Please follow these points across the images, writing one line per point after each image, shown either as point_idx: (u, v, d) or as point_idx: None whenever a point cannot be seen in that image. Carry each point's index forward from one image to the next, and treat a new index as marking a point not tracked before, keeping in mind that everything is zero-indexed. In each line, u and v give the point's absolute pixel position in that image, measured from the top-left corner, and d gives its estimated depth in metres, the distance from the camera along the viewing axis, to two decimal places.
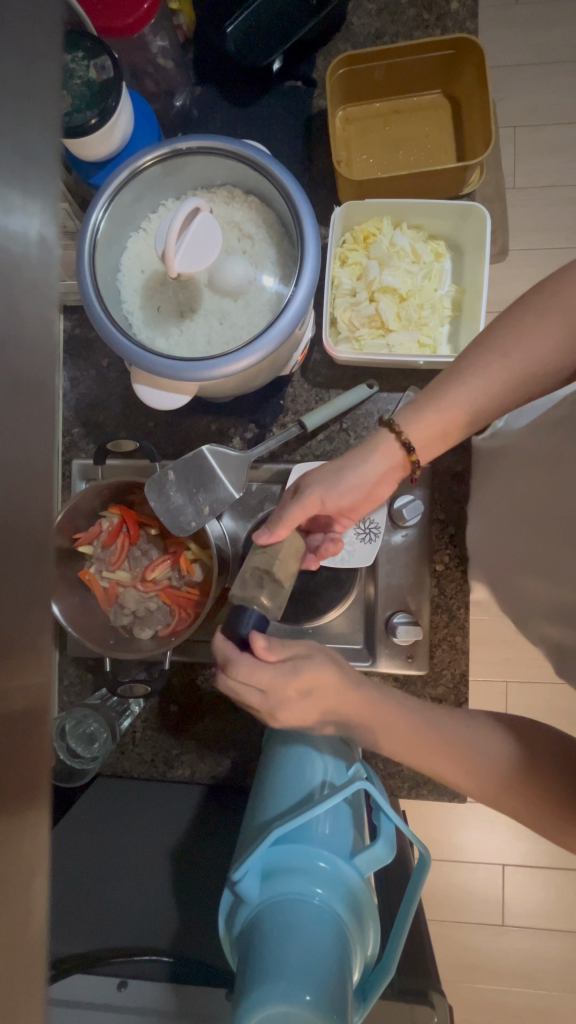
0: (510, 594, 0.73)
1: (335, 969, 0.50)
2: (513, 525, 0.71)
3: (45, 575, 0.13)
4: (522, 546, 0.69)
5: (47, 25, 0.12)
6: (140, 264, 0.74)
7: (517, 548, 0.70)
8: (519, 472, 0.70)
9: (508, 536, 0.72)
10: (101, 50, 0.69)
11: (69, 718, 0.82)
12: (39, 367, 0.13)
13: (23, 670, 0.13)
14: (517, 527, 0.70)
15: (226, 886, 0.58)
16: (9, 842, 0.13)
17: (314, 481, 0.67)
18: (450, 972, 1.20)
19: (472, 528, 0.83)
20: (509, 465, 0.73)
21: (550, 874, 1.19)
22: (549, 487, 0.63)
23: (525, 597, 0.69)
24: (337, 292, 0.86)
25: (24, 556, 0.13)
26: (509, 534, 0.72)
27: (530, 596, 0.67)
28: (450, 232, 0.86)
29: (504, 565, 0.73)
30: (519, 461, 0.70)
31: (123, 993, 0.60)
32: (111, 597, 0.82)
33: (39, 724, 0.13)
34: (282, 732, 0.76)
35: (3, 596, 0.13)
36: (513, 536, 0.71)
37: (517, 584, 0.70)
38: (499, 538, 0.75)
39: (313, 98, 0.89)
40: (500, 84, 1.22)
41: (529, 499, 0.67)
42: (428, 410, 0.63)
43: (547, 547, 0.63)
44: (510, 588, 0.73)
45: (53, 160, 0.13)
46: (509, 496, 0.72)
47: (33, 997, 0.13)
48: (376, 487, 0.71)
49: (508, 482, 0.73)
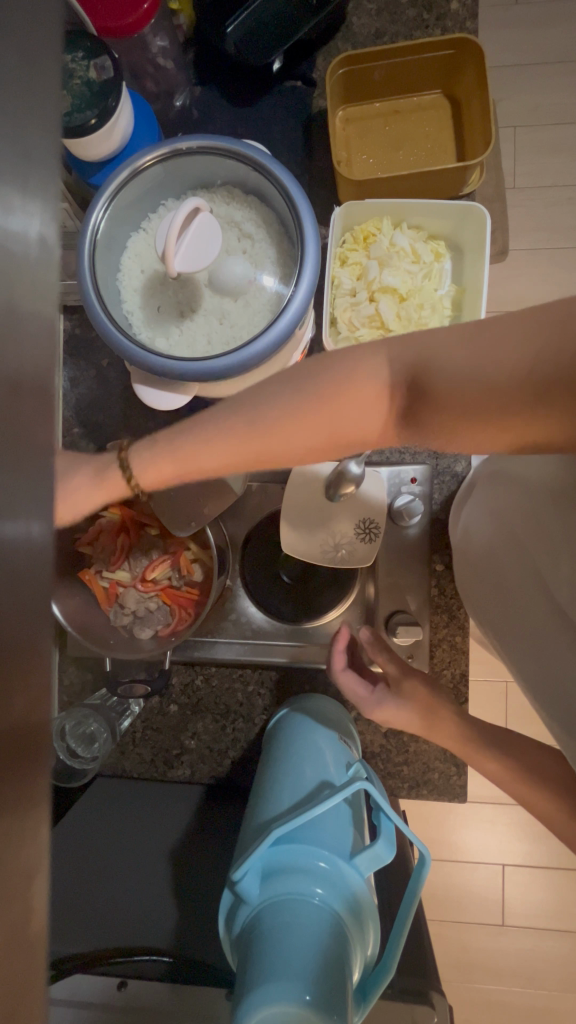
0: (495, 626, 0.71)
1: (336, 968, 0.50)
2: (494, 555, 0.68)
3: (48, 580, 0.14)
4: (506, 574, 0.66)
5: (48, 29, 0.12)
6: (140, 264, 0.73)
7: (490, 578, 0.69)
8: (497, 494, 0.68)
9: (489, 572, 0.69)
10: (101, 50, 0.69)
11: (69, 718, 0.80)
12: (40, 363, 0.13)
13: (29, 671, 0.13)
14: (497, 557, 0.67)
15: (226, 885, 0.58)
16: (14, 844, 0.13)
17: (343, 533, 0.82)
18: (450, 972, 1.20)
19: (457, 550, 0.78)
20: (485, 490, 0.70)
21: (550, 874, 1.20)
22: (531, 504, 0.60)
23: (513, 627, 0.66)
24: (337, 292, 0.85)
25: (27, 556, 0.13)
26: (483, 566, 0.70)
27: (519, 633, 0.65)
28: (450, 232, 0.86)
29: (488, 595, 0.70)
30: (503, 498, 0.67)
31: (123, 993, 0.61)
32: (111, 596, 0.81)
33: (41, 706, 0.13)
34: (278, 745, 0.75)
35: (9, 606, 0.13)
36: (494, 565, 0.68)
37: (503, 612, 0.68)
38: (476, 571, 0.72)
39: (313, 97, 0.89)
40: (500, 85, 1.23)
41: (512, 535, 0.65)
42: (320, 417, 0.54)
43: (524, 576, 0.63)
44: (495, 620, 0.70)
45: (53, 162, 0.13)
46: (491, 527, 0.69)
47: (29, 997, 0.13)
48: (457, 564, 0.78)
49: (485, 512, 0.70)
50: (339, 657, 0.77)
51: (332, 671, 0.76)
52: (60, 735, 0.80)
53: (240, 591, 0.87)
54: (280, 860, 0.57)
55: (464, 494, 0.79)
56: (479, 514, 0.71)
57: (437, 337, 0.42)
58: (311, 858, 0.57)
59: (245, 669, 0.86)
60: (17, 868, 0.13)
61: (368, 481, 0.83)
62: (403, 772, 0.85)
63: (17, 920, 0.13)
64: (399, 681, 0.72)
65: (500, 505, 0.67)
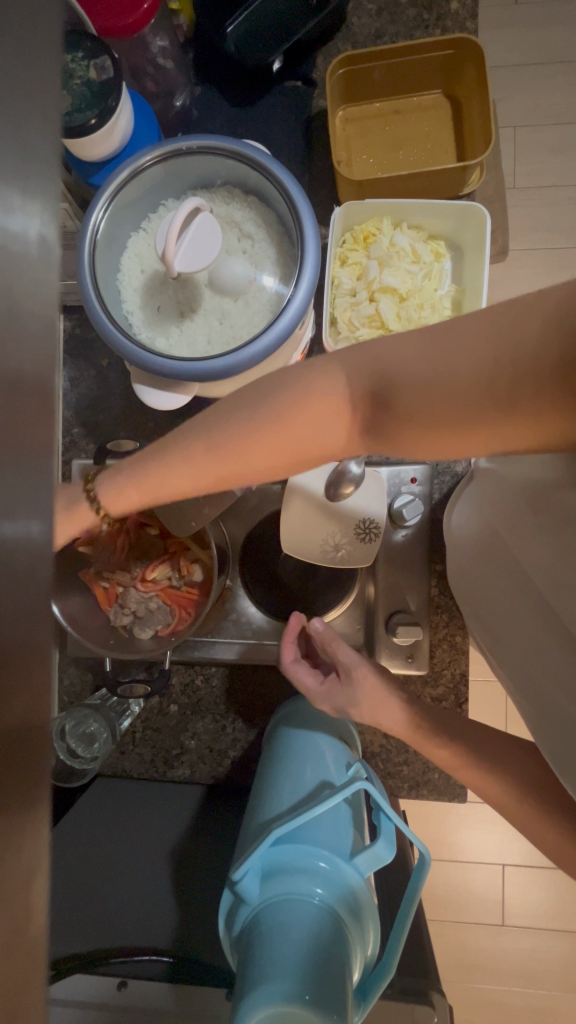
0: (483, 624, 0.69)
1: (336, 969, 0.50)
2: (484, 553, 0.68)
3: (46, 586, 0.13)
4: (496, 573, 0.65)
5: (47, 26, 0.12)
6: (140, 264, 0.73)
7: (481, 576, 0.69)
8: (491, 488, 0.67)
9: (479, 570, 0.69)
10: (101, 50, 0.69)
11: (69, 718, 0.80)
12: (41, 365, 0.13)
13: (27, 673, 0.13)
14: (488, 552, 0.67)
15: (226, 885, 0.58)
16: (15, 849, 0.13)
17: (342, 534, 0.82)
18: (451, 972, 1.20)
19: (449, 546, 0.78)
20: (481, 488, 0.70)
21: (550, 874, 1.20)
22: (517, 503, 0.60)
23: (501, 624, 0.65)
24: (337, 292, 0.85)
25: (23, 563, 0.13)
26: (476, 565, 0.69)
27: (505, 633, 0.65)
28: (449, 232, 0.86)
29: (478, 593, 0.70)
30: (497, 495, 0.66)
31: (123, 992, 0.61)
32: (111, 597, 0.81)
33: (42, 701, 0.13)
34: (275, 743, 0.75)
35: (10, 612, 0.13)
36: (484, 563, 0.68)
37: (491, 609, 0.67)
38: (468, 567, 0.71)
39: (312, 97, 0.89)
40: (500, 84, 1.23)
41: (500, 534, 0.64)
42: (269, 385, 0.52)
43: (515, 575, 0.62)
44: (483, 620, 0.69)
45: (52, 160, 0.13)
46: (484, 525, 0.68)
47: (29, 1001, 0.13)
48: (450, 561, 0.77)
49: (478, 508, 0.70)
50: (288, 649, 0.76)
51: (282, 662, 0.76)
52: (60, 735, 0.80)
53: (240, 592, 0.87)
54: (279, 860, 0.57)
55: (457, 493, 0.79)
56: (472, 512, 0.71)
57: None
58: (311, 858, 0.57)
59: (245, 670, 0.86)
60: (18, 869, 0.13)
61: (368, 481, 0.83)
62: (402, 772, 0.85)
63: (17, 921, 0.13)
64: (350, 671, 0.71)
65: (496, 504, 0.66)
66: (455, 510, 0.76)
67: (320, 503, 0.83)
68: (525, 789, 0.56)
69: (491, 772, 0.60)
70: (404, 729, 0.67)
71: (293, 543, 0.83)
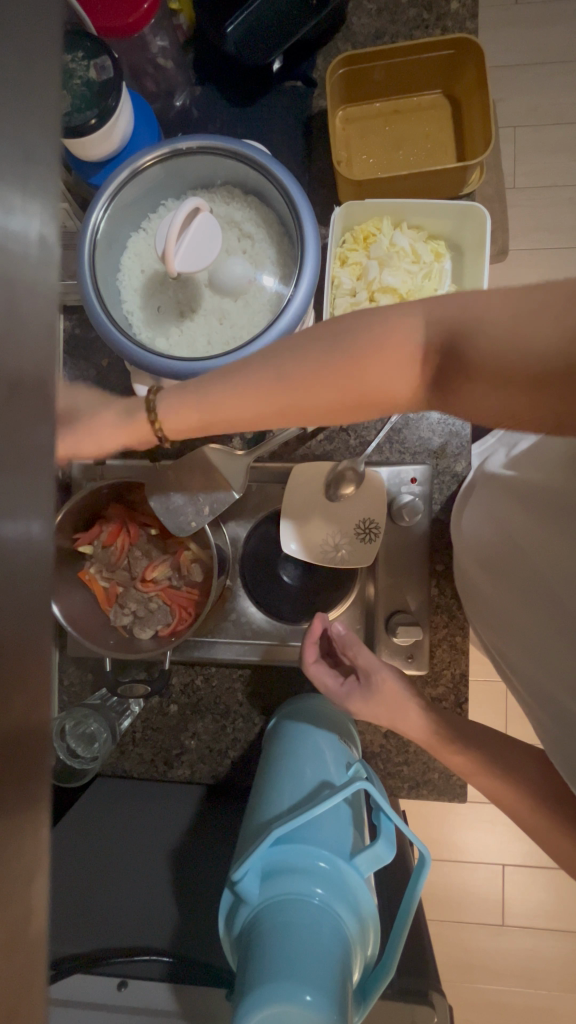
0: (492, 628, 0.70)
1: (337, 972, 0.50)
2: (494, 558, 0.68)
3: (47, 590, 0.13)
4: (505, 579, 0.66)
5: (48, 25, 0.12)
6: (140, 264, 0.73)
7: (489, 582, 0.69)
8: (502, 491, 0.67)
9: (487, 577, 0.69)
10: (100, 50, 0.69)
11: (69, 717, 0.80)
12: (39, 367, 0.13)
13: (25, 684, 0.13)
14: (498, 556, 0.67)
15: (226, 885, 0.58)
16: (11, 846, 0.13)
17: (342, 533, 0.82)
18: (449, 972, 1.20)
19: (455, 550, 0.78)
20: (491, 493, 0.70)
21: (549, 874, 1.20)
22: None
23: (510, 628, 0.65)
24: (337, 292, 0.85)
25: (27, 570, 0.13)
26: (483, 570, 0.70)
27: (513, 636, 0.65)
28: (449, 232, 0.86)
29: (486, 598, 0.70)
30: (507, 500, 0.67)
31: (122, 993, 0.61)
32: (111, 597, 0.81)
33: (42, 699, 0.13)
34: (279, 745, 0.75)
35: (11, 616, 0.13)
36: (493, 569, 0.68)
37: (500, 613, 0.67)
38: (475, 571, 0.71)
39: (312, 97, 0.89)
40: (500, 85, 1.23)
41: (512, 541, 0.64)
42: (271, 381, 0.50)
43: (526, 582, 0.62)
44: (492, 624, 0.70)
45: (53, 161, 0.13)
46: (493, 531, 0.68)
47: (29, 999, 0.13)
48: (457, 563, 0.78)
49: (488, 513, 0.70)
50: (310, 649, 0.76)
51: (303, 662, 0.75)
52: (60, 734, 0.80)
53: (240, 592, 0.87)
54: (280, 860, 0.57)
55: (461, 500, 0.79)
56: (480, 518, 0.71)
57: (457, 305, 0.43)
58: (311, 858, 0.57)
59: (245, 669, 0.86)
60: (16, 868, 0.13)
61: (368, 481, 0.83)
62: (403, 772, 0.85)
63: (17, 921, 0.13)
64: (370, 674, 0.70)
65: (506, 509, 0.66)
66: (461, 516, 0.77)
67: (322, 504, 0.83)
68: (534, 791, 0.57)
69: (500, 773, 0.60)
70: (406, 729, 0.68)
71: (295, 543, 0.83)
